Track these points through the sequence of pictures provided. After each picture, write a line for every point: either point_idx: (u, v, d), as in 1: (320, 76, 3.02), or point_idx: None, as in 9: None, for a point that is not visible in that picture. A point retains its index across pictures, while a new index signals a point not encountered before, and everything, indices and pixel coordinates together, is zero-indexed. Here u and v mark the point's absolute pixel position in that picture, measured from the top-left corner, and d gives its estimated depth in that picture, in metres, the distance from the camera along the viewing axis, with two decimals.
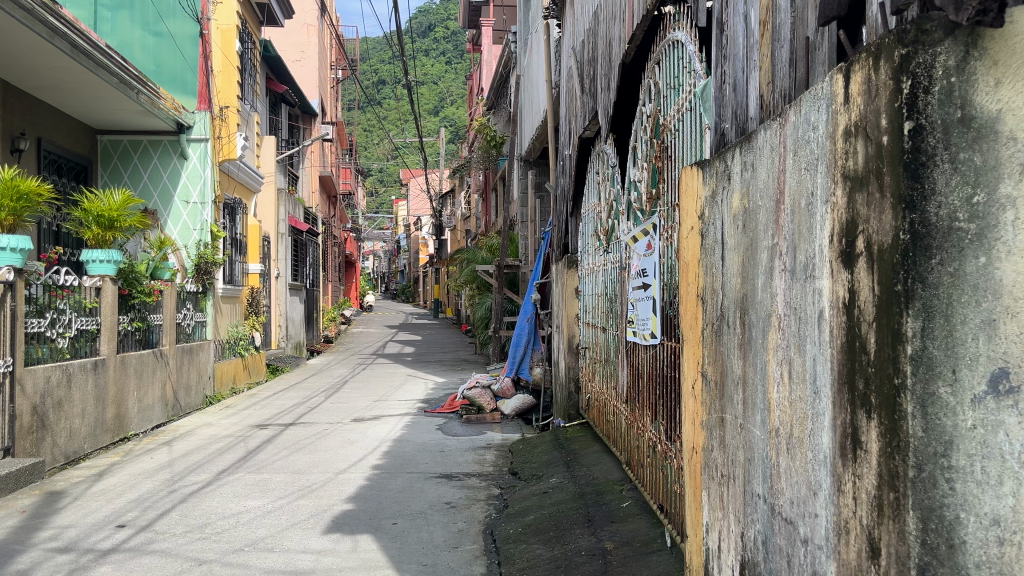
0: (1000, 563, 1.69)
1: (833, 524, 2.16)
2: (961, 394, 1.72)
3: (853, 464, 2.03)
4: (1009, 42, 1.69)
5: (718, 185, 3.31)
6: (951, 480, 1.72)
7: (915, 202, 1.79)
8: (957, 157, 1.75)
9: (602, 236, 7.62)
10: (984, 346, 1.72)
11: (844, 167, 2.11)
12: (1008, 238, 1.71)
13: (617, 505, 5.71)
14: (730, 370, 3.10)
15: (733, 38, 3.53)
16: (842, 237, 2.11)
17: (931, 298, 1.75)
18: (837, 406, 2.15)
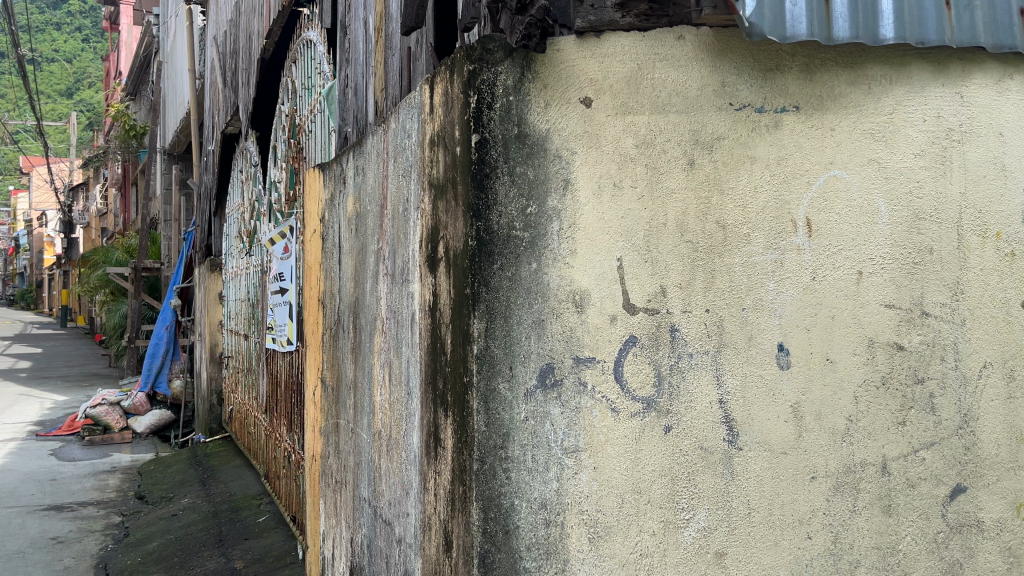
0: (548, 544, 1.82)
1: (420, 521, 2.21)
2: (516, 389, 1.84)
3: (435, 462, 2.10)
4: (555, 67, 1.87)
5: (335, 188, 3.28)
6: (507, 469, 1.83)
7: (480, 210, 1.86)
8: (514, 171, 1.86)
9: (244, 238, 7.25)
10: (535, 345, 1.85)
11: (429, 175, 2.18)
12: (554, 246, 1.86)
13: (252, 521, 5.47)
14: (343, 375, 3.08)
15: (354, 43, 3.54)
16: (427, 241, 2.18)
17: (493, 300, 1.85)
18: (424, 406, 2.20)
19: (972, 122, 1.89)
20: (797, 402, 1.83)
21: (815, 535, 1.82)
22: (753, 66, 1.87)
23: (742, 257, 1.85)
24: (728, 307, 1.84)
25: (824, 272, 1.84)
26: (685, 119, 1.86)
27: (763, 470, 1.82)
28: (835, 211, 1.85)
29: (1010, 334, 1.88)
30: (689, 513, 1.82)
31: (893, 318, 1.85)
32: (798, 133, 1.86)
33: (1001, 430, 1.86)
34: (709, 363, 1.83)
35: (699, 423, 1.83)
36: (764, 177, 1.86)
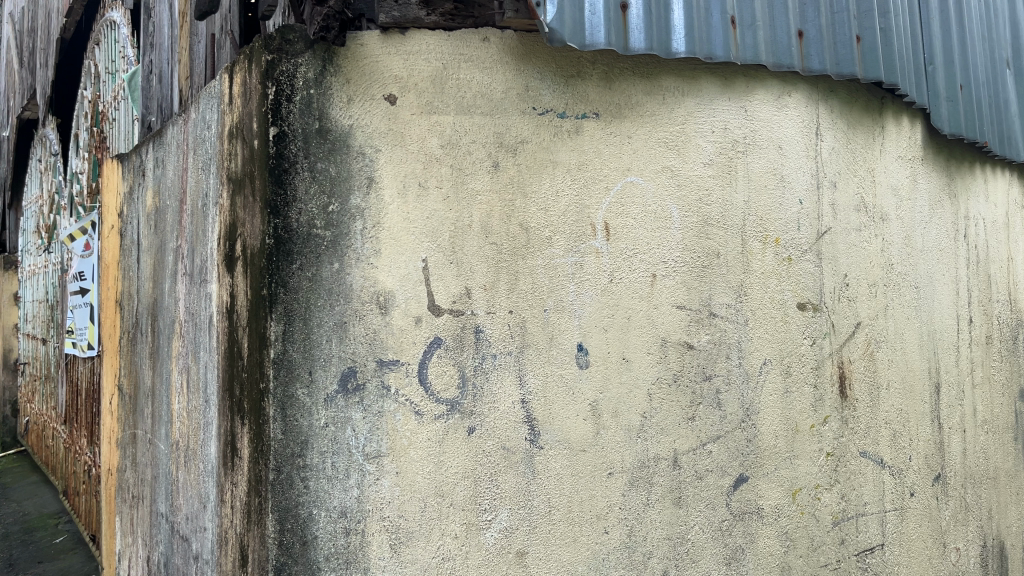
0: (347, 553, 1.77)
1: (216, 536, 2.09)
2: (316, 394, 1.77)
3: (231, 472, 1.97)
4: (358, 62, 1.83)
5: (135, 181, 3.05)
6: (305, 478, 1.76)
7: (278, 207, 1.78)
8: (314, 167, 1.80)
9: (42, 234, 6.62)
10: (336, 348, 1.79)
11: (228, 169, 2.06)
12: (357, 246, 1.81)
13: (47, 543, 4.99)
14: (141, 382, 2.86)
15: (159, 26, 3.31)
16: (225, 240, 2.05)
17: (292, 301, 1.77)
18: (221, 413, 2.07)
19: (754, 135, 2.03)
20: (595, 401, 1.88)
21: (611, 530, 1.87)
22: (555, 73, 1.90)
23: (544, 259, 1.87)
24: (531, 308, 1.86)
25: (621, 275, 1.91)
26: (489, 121, 1.86)
27: (563, 468, 1.85)
28: (631, 215, 1.92)
29: (787, 331, 2.05)
30: (491, 514, 1.81)
31: (683, 318, 1.95)
32: (598, 139, 1.91)
33: (778, 422, 2.02)
34: (512, 364, 1.84)
35: (502, 423, 1.83)
36: (565, 182, 1.89)
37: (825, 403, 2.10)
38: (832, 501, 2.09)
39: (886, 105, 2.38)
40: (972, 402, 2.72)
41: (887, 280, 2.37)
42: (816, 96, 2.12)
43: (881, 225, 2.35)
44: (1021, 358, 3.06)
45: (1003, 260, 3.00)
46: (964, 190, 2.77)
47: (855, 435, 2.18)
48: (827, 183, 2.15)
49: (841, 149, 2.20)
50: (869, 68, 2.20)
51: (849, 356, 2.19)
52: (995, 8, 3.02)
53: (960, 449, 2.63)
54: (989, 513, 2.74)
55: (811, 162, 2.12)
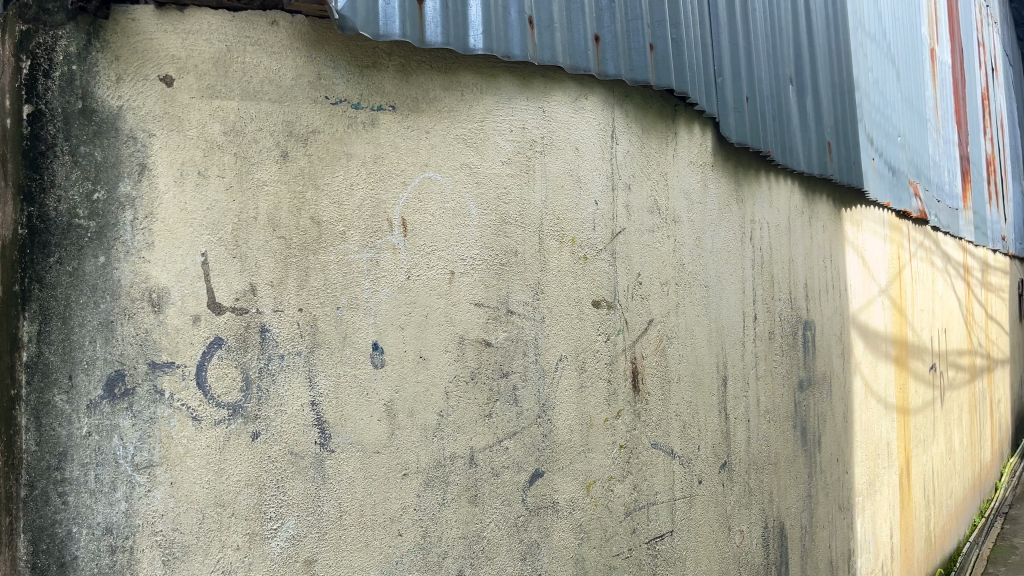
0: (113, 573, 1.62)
1: None
2: (76, 401, 1.62)
3: None
4: (129, 38, 1.68)
5: None
6: (63, 493, 1.60)
7: (34, 194, 1.62)
8: (77, 151, 1.64)
9: None
10: (101, 350, 1.64)
11: None
12: (126, 238, 1.66)
13: None
14: None
15: None
16: None
17: (49, 298, 1.62)
18: None
19: (552, 135, 2.07)
20: (390, 401, 1.83)
21: (405, 532, 1.82)
22: (350, 62, 1.83)
23: (337, 254, 1.79)
24: (322, 306, 1.77)
25: (418, 272, 1.87)
26: (278, 109, 1.77)
27: (355, 471, 1.78)
28: (429, 212, 1.89)
29: (582, 328, 2.12)
30: (276, 523, 1.71)
31: (480, 316, 1.94)
32: (395, 133, 1.86)
33: (573, 416, 2.08)
34: (300, 365, 1.74)
35: (289, 427, 1.73)
36: (360, 174, 1.82)
37: (618, 397, 2.20)
38: (623, 492, 2.19)
39: (679, 113, 2.51)
40: (755, 393, 2.94)
41: (677, 279, 2.49)
42: (611, 100, 2.22)
43: (673, 226, 2.47)
44: (798, 352, 3.34)
45: (784, 261, 3.26)
46: (749, 195, 2.99)
47: (647, 428, 2.30)
48: (622, 185, 2.25)
49: (635, 153, 2.30)
50: (661, 76, 2.33)
51: (641, 352, 2.31)
52: (778, 28, 3.29)
53: (745, 437, 2.84)
54: (770, 496, 2.97)
55: (606, 164, 2.20)
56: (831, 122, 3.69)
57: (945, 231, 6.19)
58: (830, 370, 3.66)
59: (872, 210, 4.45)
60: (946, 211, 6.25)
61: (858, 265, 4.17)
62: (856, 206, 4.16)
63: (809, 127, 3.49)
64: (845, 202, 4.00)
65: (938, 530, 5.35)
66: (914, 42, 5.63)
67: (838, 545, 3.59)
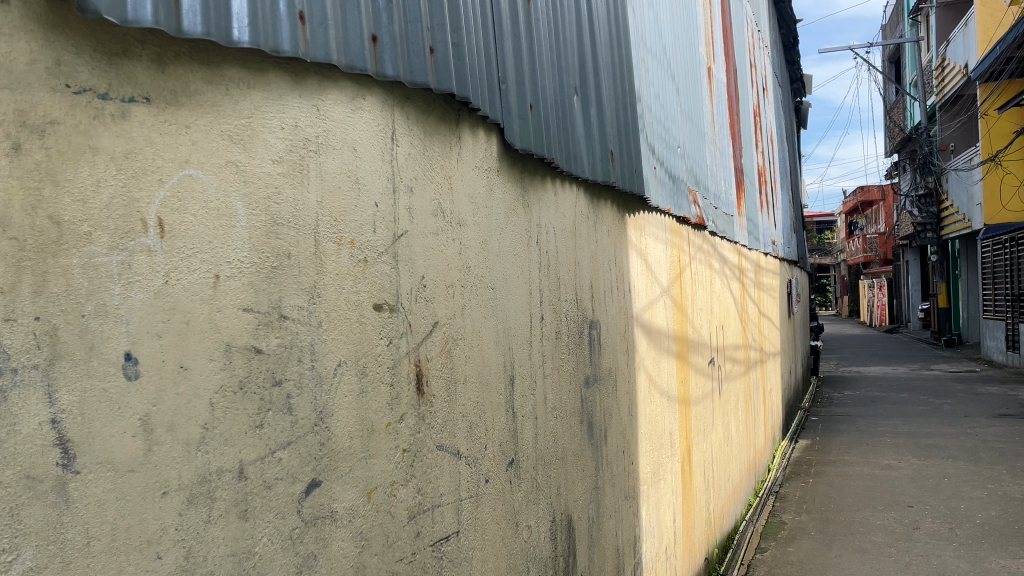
0: None
1: None
2: None
3: None
4: None
5: None
6: None
7: None
8: None
9: None
10: None
11: None
12: None
13: None
14: None
15: None
16: None
17: None
18: None
19: (327, 135, 2.01)
20: (146, 414, 1.70)
21: (164, 555, 1.69)
22: (94, 49, 1.67)
23: (81, 258, 1.64)
24: (63, 315, 1.62)
25: (178, 276, 1.75)
26: (6, 96, 1.59)
27: (105, 493, 1.64)
28: (190, 212, 1.77)
29: (363, 333, 2.08)
30: (10, 555, 1.53)
31: (250, 322, 1.85)
32: (149, 127, 1.73)
33: (353, 423, 2.04)
34: (38, 380, 1.58)
35: (23, 449, 1.56)
36: (107, 171, 1.68)
37: (401, 402, 2.18)
38: (407, 496, 2.18)
39: (462, 117, 2.53)
40: (543, 391, 3.04)
41: (463, 281, 2.51)
42: (390, 101, 2.19)
43: (458, 230, 2.49)
44: (585, 350, 3.49)
45: (570, 264, 3.40)
46: (536, 199, 3.08)
47: (431, 431, 2.29)
48: (403, 187, 2.23)
49: (418, 155, 2.29)
50: (442, 80, 2.36)
51: (426, 355, 2.30)
52: (563, 39, 3.43)
53: (532, 436, 2.92)
54: (557, 490, 3.09)
55: (387, 166, 2.17)
56: (613, 131, 3.89)
57: (722, 235, 6.74)
58: (615, 366, 3.86)
59: (655, 216, 4.76)
60: (722, 217, 6.83)
61: (642, 267, 4.43)
62: (639, 211, 4.42)
63: (593, 135, 3.66)
64: (628, 207, 4.23)
65: (718, 512, 5.82)
66: (693, 60, 6.08)
67: (624, 533, 3.78)
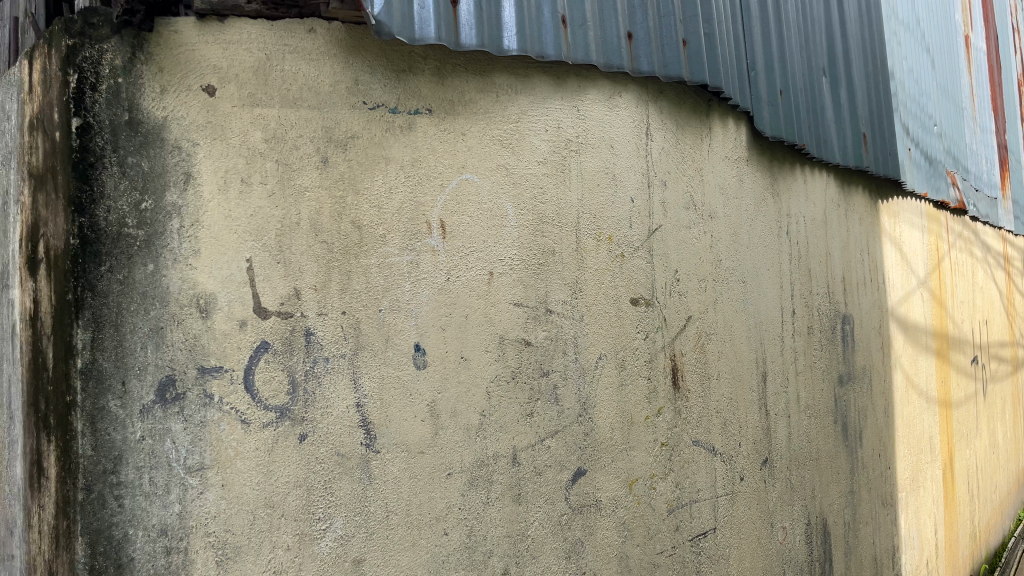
0: (227, 549, 1.69)
1: (24, 564, 1.91)
2: (129, 406, 1.66)
3: (38, 493, 1.81)
4: (170, 50, 1.71)
5: None
6: (119, 496, 1.65)
7: (83, 205, 1.65)
8: (124, 161, 1.68)
9: None
10: (152, 356, 1.68)
11: (29, 164, 1.87)
12: (175, 246, 1.70)
13: None
14: None
15: None
16: (28, 241, 1.87)
17: (101, 307, 1.66)
18: (27, 430, 1.89)
19: (587, 134, 2.06)
20: (433, 401, 1.85)
21: (450, 531, 1.84)
22: (386, 67, 1.84)
23: (378, 257, 1.82)
24: (364, 309, 1.81)
25: (457, 273, 1.89)
26: (316, 115, 1.79)
27: (400, 471, 1.81)
28: (467, 214, 1.90)
29: (621, 326, 2.10)
30: (325, 523, 1.75)
31: (520, 316, 1.95)
32: (431, 136, 1.88)
33: (614, 414, 2.07)
34: (346, 367, 1.78)
35: (335, 429, 1.77)
36: (398, 178, 1.85)
37: (658, 395, 2.18)
38: (666, 490, 2.18)
39: (712, 108, 2.49)
40: (796, 389, 2.91)
41: (716, 275, 2.46)
42: (645, 97, 2.20)
43: (710, 222, 2.45)
44: (837, 346, 3.30)
45: (820, 255, 3.23)
46: (786, 189, 2.96)
47: (688, 425, 2.27)
48: (658, 181, 2.23)
49: (671, 149, 2.29)
50: (695, 71, 2.34)
51: (681, 349, 2.27)
52: (811, 19, 3.26)
53: (785, 433, 2.81)
54: (812, 493, 2.95)
55: (642, 161, 2.18)
56: (865, 113, 3.64)
57: (984, 221, 6.08)
58: (869, 364, 3.62)
59: (910, 201, 4.39)
60: (985, 200, 6.15)
61: (896, 258, 4.11)
62: (893, 198, 4.10)
63: (844, 118, 3.45)
64: (880, 192, 3.94)
65: (984, 526, 5.27)
66: (949, 29, 5.53)
67: (882, 542, 3.54)
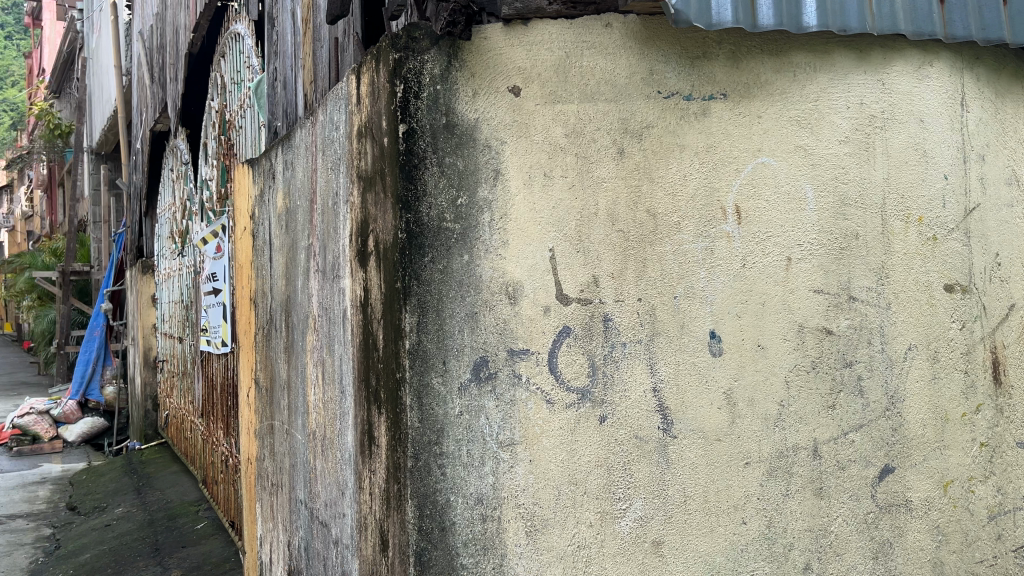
0: (536, 520, 1.81)
1: (355, 521, 2.17)
2: (450, 383, 1.82)
3: (369, 460, 2.05)
4: (481, 55, 1.84)
5: (265, 184, 3.18)
6: (442, 465, 1.81)
7: (409, 202, 1.82)
8: (443, 161, 1.84)
9: (175, 239, 6.97)
10: (468, 338, 1.83)
11: (358, 168, 2.12)
12: (486, 237, 1.84)
13: (190, 527, 5.36)
14: (277, 375, 2.98)
15: (282, 35, 3.48)
16: (357, 236, 2.11)
17: (425, 293, 1.82)
18: (358, 403, 2.14)
19: (893, 109, 1.91)
20: (730, 389, 1.84)
21: (749, 521, 1.83)
22: (681, 54, 1.86)
23: (673, 245, 1.84)
24: (660, 296, 1.83)
25: (753, 259, 1.85)
26: (613, 108, 1.85)
27: (698, 457, 1.83)
28: (763, 198, 1.86)
29: (933, 317, 1.90)
30: (625, 503, 1.81)
31: (821, 303, 1.87)
32: (726, 121, 1.86)
33: (926, 411, 1.89)
34: (642, 353, 1.82)
35: (634, 412, 1.82)
36: (693, 165, 1.85)
37: (976, 392, 1.93)
38: (987, 494, 1.93)
39: None
40: None
41: None
42: (960, 63, 1.96)
43: None
44: None
45: None
46: None
47: (1011, 426, 1.98)
48: (975, 155, 1.97)
49: (989, 119, 2.01)
50: (1017, 31, 2.03)
51: (1003, 341, 1.98)
52: None
53: None
54: None
55: (956, 135, 1.95)
56: None
57: None
58: None
59: None
60: None
61: None
62: None
63: None
64: None
65: None
66: None
67: None
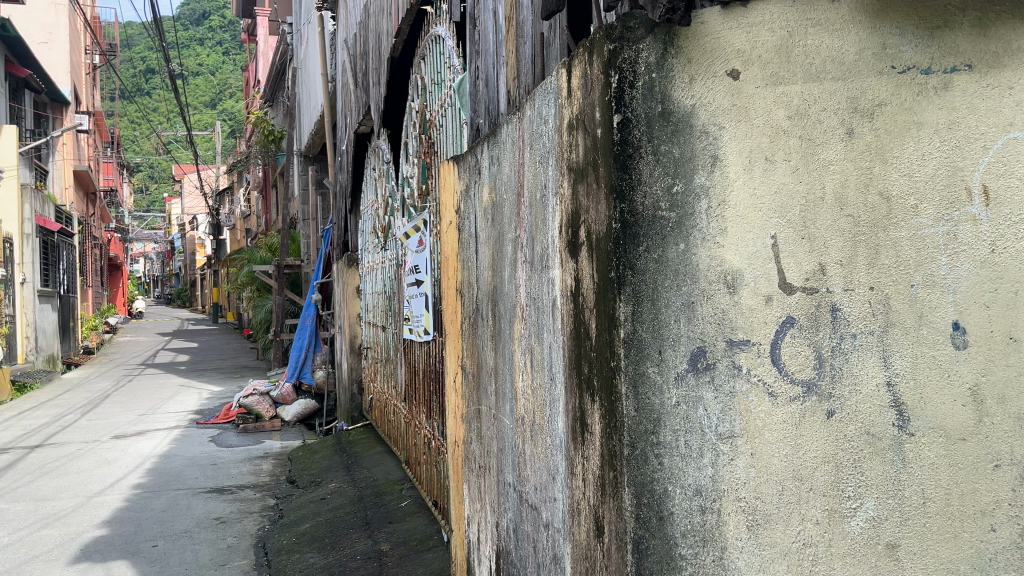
0: (758, 515, 1.75)
1: (567, 505, 2.21)
2: (666, 373, 1.80)
3: (582, 446, 2.08)
4: (699, 39, 1.79)
5: (470, 179, 3.31)
6: (659, 455, 1.79)
7: (623, 191, 1.81)
8: (658, 150, 1.80)
9: (378, 234, 7.44)
10: (685, 327, 1.80)
11: (569, 161, 2.15)
12: (703, 225, 1.79)
13: (396, 504, 5.70)
14: (484, 362, 3.10)
15: (484, 34, 3.60)
16: (568, 226, 2.15)
17: (640, 283, 1.80)
18: (569, 391, 2.18)
19: None
20: (976, 384, 1.70)
21: (999, 528, 1.70)
22: (917, 25, 1.74)
23: (910, 230, 1.73)
24: (895, 285, 1.73)
25: (1004, 244, 1.71)
26: (842, 86, 1.76)
27: (938, 457, 1.71)
28: (1016, 176, 1.72)
29: None
30: (856, 502, 1.72)
31: None
32: (971, 94, 1.73)
33: None
34: (875, 345, 1.73)
35: (865, 407, 1.73)
36: (932, 144, 1.73)
37: None
38: None
39: None
40: None
41: None
42: None
43: None
44: None
45: None
46: None
47: None
48: None
49: None
50: None
51: None
52: None
53: None
54: None
55: None
56: None
57: None
58: None
59: None
60: None
61: None
62: None
63: None
64: None
65: None
66: None
67: None
